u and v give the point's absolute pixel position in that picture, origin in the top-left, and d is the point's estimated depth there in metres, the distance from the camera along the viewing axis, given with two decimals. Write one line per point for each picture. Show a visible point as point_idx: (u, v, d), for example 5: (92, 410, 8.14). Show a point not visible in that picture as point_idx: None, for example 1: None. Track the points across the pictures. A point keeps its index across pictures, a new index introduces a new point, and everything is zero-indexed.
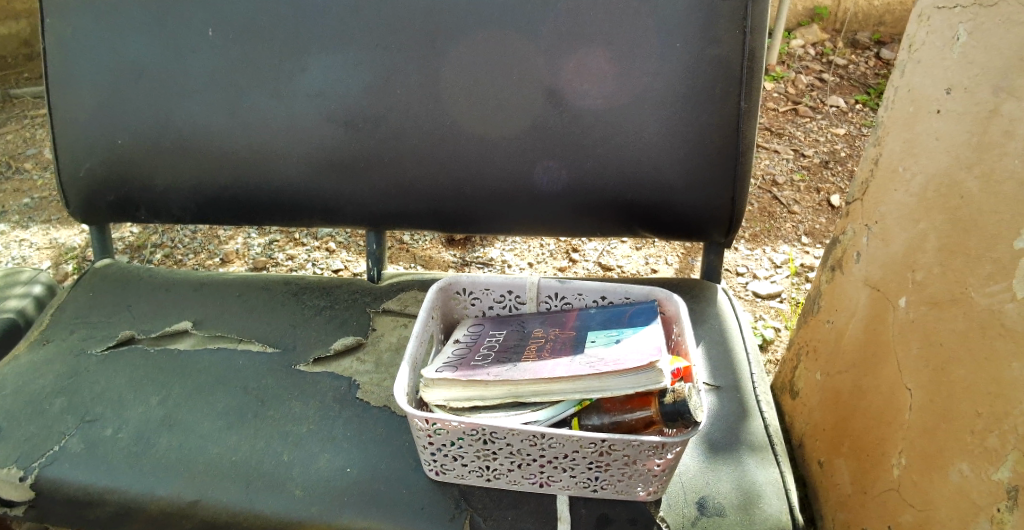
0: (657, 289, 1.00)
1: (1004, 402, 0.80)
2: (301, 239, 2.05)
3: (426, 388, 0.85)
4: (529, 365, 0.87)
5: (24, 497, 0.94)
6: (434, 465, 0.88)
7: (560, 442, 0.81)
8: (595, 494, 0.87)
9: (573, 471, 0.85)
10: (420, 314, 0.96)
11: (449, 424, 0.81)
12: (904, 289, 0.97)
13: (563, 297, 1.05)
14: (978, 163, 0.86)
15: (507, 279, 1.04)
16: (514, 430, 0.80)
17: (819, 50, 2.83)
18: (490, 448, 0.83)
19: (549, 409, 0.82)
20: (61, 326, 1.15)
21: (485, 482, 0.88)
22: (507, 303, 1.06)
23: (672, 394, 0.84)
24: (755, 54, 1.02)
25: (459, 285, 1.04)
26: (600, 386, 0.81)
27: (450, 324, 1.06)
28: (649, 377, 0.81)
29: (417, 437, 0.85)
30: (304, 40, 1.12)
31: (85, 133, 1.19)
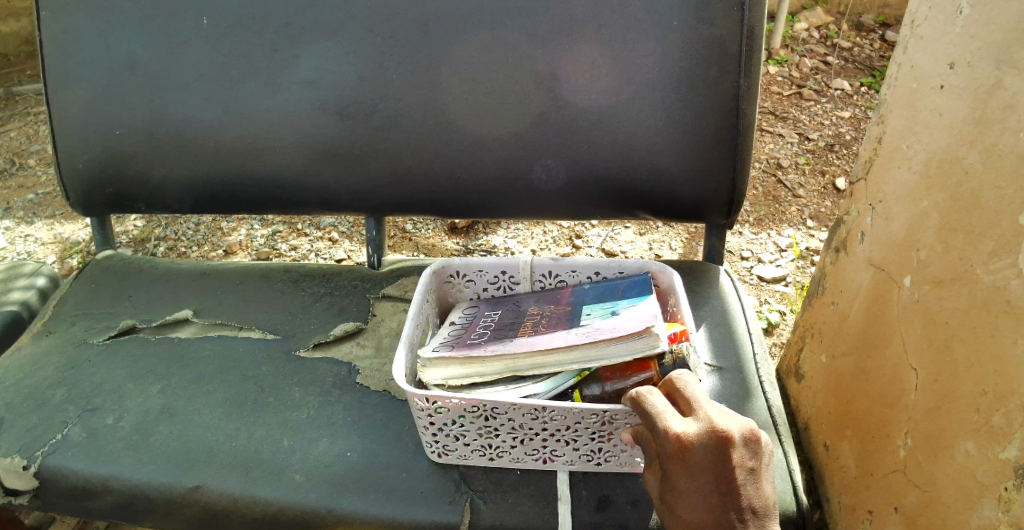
0: (650, 261, 1.01)
1: (1010, 380, 0.79)
2: (303, 230, 2.05)
3: (425, 369, 0.86)
4: (525, 339, 0.88)
5: (27, 486, 0.95)
6: (435, 447, 0.88)
7: (562, 415, 0.81)
8: (598, 468, 0.87)
9: (576, 444, 0.85)
10: (416, 295, 0.96)
11: (449, 402, 0.81)
12: (908, 269, 0.95)
13: (556, 274, 1.05)
14: (981, 138, 0.85)
15: (500, 260, 1.04)
16: (514, 405, 0.80)
17: (824, 33, 2.81)
18: (492, 424, 0.83)
19: (548, 381, 0.83)
20: (62, 318, 1.15)
21: (488, 462, 0.89)
22: (501, 284, 1.06)
23: (671, 356, 0.84)
24: (752, 33, 1.01)
25: (452, 268, 1.04)
26: (597, 355, 0.82)
27: (446, 308, 1.06)
28: (646, 342, 0.82)
29: (418, 418, 0.85)
30: (298, 25, 1.11)
31: (82, 124, 1.19)
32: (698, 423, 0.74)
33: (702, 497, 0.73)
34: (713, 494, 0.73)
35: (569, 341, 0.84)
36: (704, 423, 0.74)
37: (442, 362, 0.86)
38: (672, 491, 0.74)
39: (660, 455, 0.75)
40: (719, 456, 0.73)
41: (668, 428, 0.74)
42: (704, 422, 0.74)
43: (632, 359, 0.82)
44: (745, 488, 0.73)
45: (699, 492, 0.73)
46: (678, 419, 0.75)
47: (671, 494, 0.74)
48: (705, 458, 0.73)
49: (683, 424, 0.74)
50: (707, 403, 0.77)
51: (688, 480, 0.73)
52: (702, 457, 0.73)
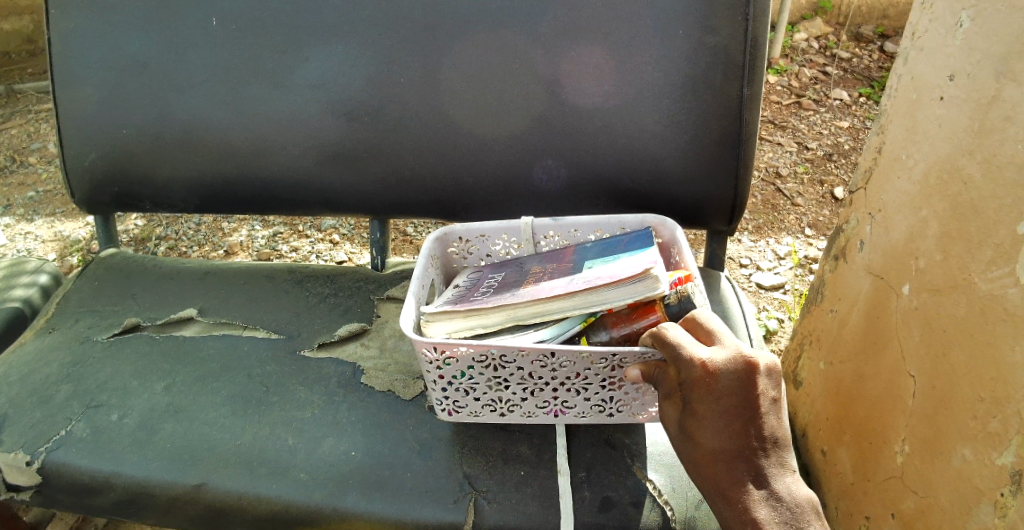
0: (649, 216, 1.03)
1: (1007, 387, 0.80)
2: (304, 231, 2.06)
3: (427, 324, 0.88)
4: (526, 291, 0.90)
5: (30, 482, 0.95)
6: (445, 405, 0.90)
7: (571, 360, 0.83)
8: (610, 419, 0.90)
9: (587, 394, 0.87)
10: (421, 260, 0.98)
11: (456, 351, 0.83)
12: (907, 277, 0.97)
13: (557, 235, 1.07)
14: (980, 149, 0.86)
15: (501, 224, 1.07)
16: (523, 350, 0.82)
17: (823, 43, 2.83)
18: (501, 375, 0.85)
19: (553, 328, 0.85)
20: (66, 315, 1.15)
21: (500, 418, 0.90)
22: (504, 246, 1.09)
23: (675, 296, 0.86)
24: (756, 42, 1.02)
25: (455, 234, 1.07)
26: (598, 299, 0.84)
27: (451, 273, 1.09)
28: (647, 284, 0.84)
29: (427, 373, 0.86)
30: (306, 28, 1.12)
31: (90, 123, 1.20)
32: (723, 351, 0.77)
33: (725, 422, 0.76)
34: (736, 419, 0.76)
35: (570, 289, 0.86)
36: (730, 351, 0.77)
37: (443, 316, 0.88)
38: (694, 416, 0.77)
39: (683, 382, 0.77)
40: (744, 384, 0.76)
41: (695, 356, 0.76)
42: (729, 350, 0.77)
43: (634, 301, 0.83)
44: (766, 415, 0.77)
45: (721, 417, 0.76)
46: (702, 348, 0.78)
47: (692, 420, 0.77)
48: (731, 384, 0.76)
49: (708, 352, 0.77)
50: (727, 335, 0.80)
51: (713, 404, 0.76)
52: (728, 384, 0.76)
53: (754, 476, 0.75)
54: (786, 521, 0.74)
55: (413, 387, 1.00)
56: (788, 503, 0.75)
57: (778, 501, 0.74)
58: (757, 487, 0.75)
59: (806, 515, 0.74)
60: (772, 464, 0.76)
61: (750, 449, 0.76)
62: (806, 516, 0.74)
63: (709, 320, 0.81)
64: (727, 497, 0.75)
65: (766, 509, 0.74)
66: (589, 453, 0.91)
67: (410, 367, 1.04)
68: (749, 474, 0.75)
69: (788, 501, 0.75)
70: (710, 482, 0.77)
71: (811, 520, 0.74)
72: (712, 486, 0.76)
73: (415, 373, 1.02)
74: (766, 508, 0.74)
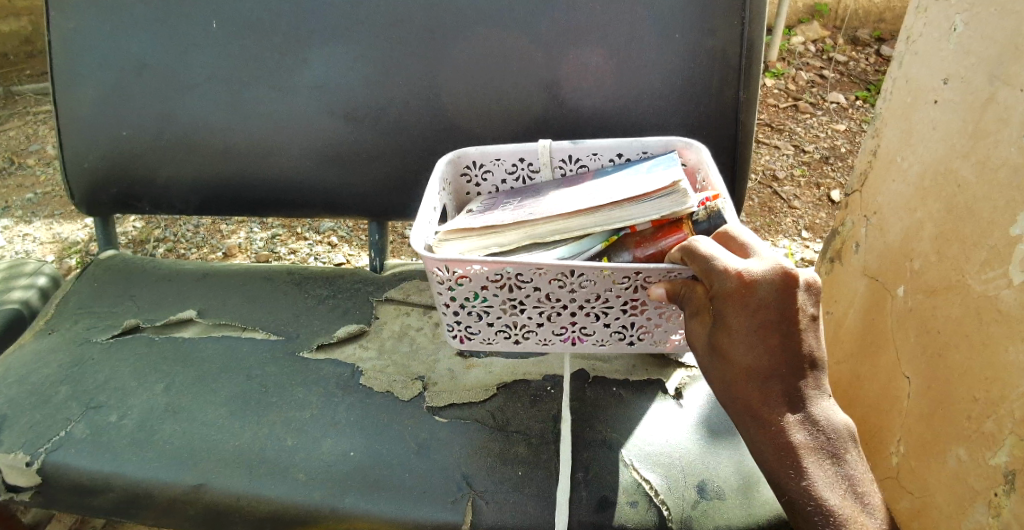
0: (674, 139, 1.01)
1: (1001, 387, 0.81)
2: (303, 234, 2.06)
3: (439, 243, 0.88)
4: (545, 207, 0.90)
5: (29, 483, 0.96)
6: (457, 332, 0.92)
7: (592, 280, 0.84)
8: (631, 349, 0.92)
9: (607, 319, 0.89)
10: (433, 180, 0.97)
11: (470, 269, 0.84)
12: (903, 278, 0.97)
13: (577, 159, 1.06)
14: (974, 151, 0.87)
15: (517, 146, 1.05)
16: (541, 268, 0.82)
17: (820, 47, 2.84)
18: (517, 296, 0.86)
19: (572, 246, 0.86)
20: (66, 316, 1.15)
21: (514, 346, 0.92)
22: (520, 173, 1.08)
23: (704, 212, 0.86)
24: (753, 46, 1.04)
25: (469, 158, 1.06)
26: (622, 215, 0.84)
27: (461, 201, 1.08)
28: (672, 200, 0.83)
29: (438, 295, 0.88)
30: (306, 31, 1.12)
31: (90, 125, 1.20)
32: (759, 262, 0.76)
33: (762, 338, 0.75)
34: (774, 334, 0.75)
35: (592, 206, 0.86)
36: (768, 263, 0.75)
37: (456, 237, 0.88)
38: (728, 333, 0.76)
39: (717, 296, 0.76)
40: (783, 299, 0.75)
41: (731, 268, 0.75)
42: (767, 262, 0.76)
43: (659, 218, 0.83)
44: (804, 332, 0.77)
45: (758, 334, 0.75)
46: (736, 259, 0.76)
47: (726, 338, 0.76)
48: (770, 298, 0.74)
49: (744, 263, 0.75)
50: (760, 248, 0.79)
51: (749, 319, 0.75)
52: (767, 298, 0.74)
53: (789, 398, 0.77)
54: (821, 446, 0.77)
55: (411, 387, 1.01)
56: (823, 425, 0.77)
57: (813, 424, 0.77)
58: (793, 410, 0.77)
59: (841, 441, 0.78)
60: (807, 385, 0.78)
61: (786, 368, 0.76)
62: (841, 442, 0.78)
63: (739, 236, 0.80)
64: (762, 419, 0.77)
65: (802, 432, 0.77)
66: (587, 453, 0.92)
67: (408, 368, 1.04)
68: (784, 396, 0.77)
69: (823, 424, 0.77)
70: (742, 402, 0.78)
71: (846, 445, 0.78)
72: (744, 407, 0.78)
73: (414, 374, 1.03)
74: (802, 431, 0.77)
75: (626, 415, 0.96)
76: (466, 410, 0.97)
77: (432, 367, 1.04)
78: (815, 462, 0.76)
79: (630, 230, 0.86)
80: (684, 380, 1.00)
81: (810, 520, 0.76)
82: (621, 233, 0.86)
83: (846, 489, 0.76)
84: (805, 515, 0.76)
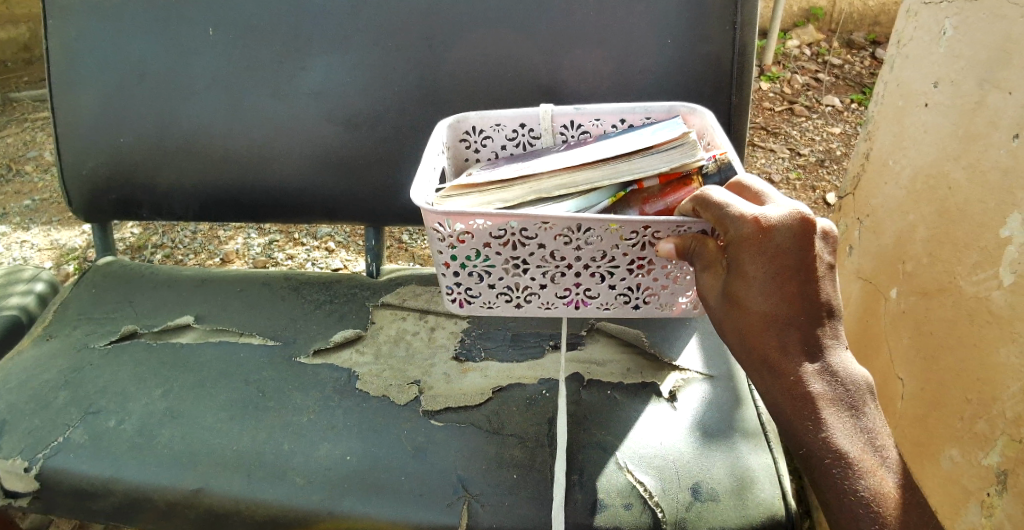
0: (679, 104, 0.99)
1: (992, 389, 0.81)
2: (300, 239, 2.06)
3: (442, 201, 0.88)
4: (550, 163, 0.91)
5: (28, 488, 0.97)
6: (457, 295, 0.92)
7: (598, 236, 0.85)
8: (636, 312, 0.92)
9: (611, 280, 0.89)
10: (434, 140, 0.96)
11: (473, 225, 0.84)
12: (896, 280, 0.98)
13: (579, 125, 1.03)
14: (965, 153, 0.87)
15: (518, 111, 1.02)
16: (547, 221, 0.82)
17: (815, 50, 2.86)
18: (521, 254, 0.86)
19: (580, 201, 0.87)
20: (64, 322, 1.16)
21: (516, 310, 0.92)
22: (520, 140, 1.04)
23: (714, 165, 0.87)
24: (745, 51, 1.05)
25: (469, 124, 1.02)
26: (629, 168, 0.86)
27: (459, 168, 1.05)
28: (681, 151, 0.86)
29: (439, 255, 0.88)
30: (303, 39, 1.13)
31: (88, 131, 1.21)
32: (776, 208, 0.74)
33: (778, 285, 0.74)
34: (791, 281, 0.74)
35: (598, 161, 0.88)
36: (785, 208, 0.73)
37: (459, 194, 0.88)
38: (742, 281, 0.75)
39: (732, 243, 0.74)
40: (800, 244, 0.73)
41: (746, 213, 0.73)
42: (784, 207, 0.74)
43: (668, 170, 0.85)
44: (822, 280, 0.75)
45: (774, 280, 0.73)
46: (752, 206, 0.75)
47: (740, 286, 0.75)
48: (787, 243, 0.72)
49: (760, 208, 0.74)
50: (775, 197, 0.77)
51: (766, 265, 0.73)
52: (784, 243, 0.72)
53: (805, 348, 0.74)
54: (840, 398, 0.74)
55: (407, 391, 1.01)
56: (844, 377, 0.75)
57: (832, 375, 0.74)
58: (811, 361, 0.75)
59: (861, 393, 0.75)
60: (825, 334, 0.75)
61: (803, 316, 0.74)
62: (861, 395, 0.75)
63: (753, 185, 0.79)
64: (779, 371, 0.75)
65: (821, 383, 0.74)
66: (582, 455, 0.92)
67: (405, 372, 1.04)
68: (801, 345, 0.74)
69: (842, 375, 0.75)
70: (757, 353, 0.76)
71: (867, 398, 0.75)
72: (760, 358, 0.76)
73: (410, 378, 1.03)
74: (820, 382, 0.74)
75: (622, 417, 0.96)
76: (463, 413, 0.98)
77: (429, 371, 1.04)
78: (833, 414, 0.73)
79: (638, 187, 0.87)
80: (678, 383, 1.00)
81: (829, 474, 0.73)
82: (629, 189, 0.87)
83: (865, 442, 0.74)
84: (823, 469, 0.73)
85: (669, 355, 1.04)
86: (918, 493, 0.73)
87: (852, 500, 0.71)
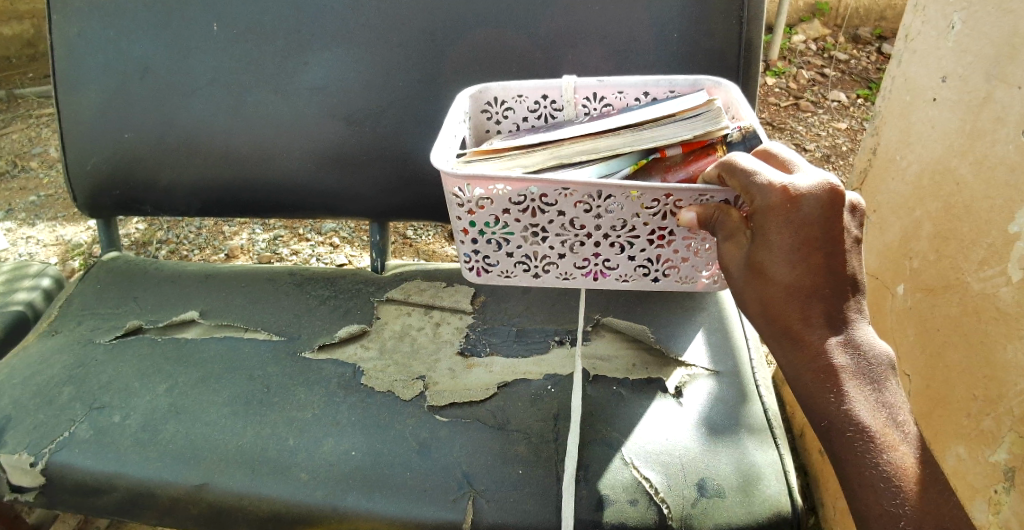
0: (703, 78, 0.98)
1: (998, 385, 0.81)
2: (305, 235, 2.06)
3: (463, 166, 0.89)
4: (573, 128, 0.91)
5: (34, 483, 0.97)
6: (474, 264, 0.93)
7: (619, 205, 0.85)
8: (656, 285, 0.93)
9: (631, 251, 0.89)
10: (455, 108, 0.96)
11: (492, 190, 0.84)
12: (901, 276, 0.98)
13: (602, 97, 1.01)
14: (971, 149, 0.87)
15: (540, 83, 1.01)
16: (568, 187, 0.83)
17: (821, 45, 2.84)
18: (540, 222, 0.87)
19: (601, 166, 0.88)
20: (69, 318, 1.16)
21: (534, 280, 0.93)
22: (542, 112, 1.03)
23: (737, 133, 0.86)
24: (751, 45, 1.05)
25: (490, 94, 1.02)
26: (652, 136, 0.87)
27: (481, 138, 1.04)
28: (706, 119, 0.86)
29: (458, 221, 0.88)
30: (305, 35, 1.13)
31: (92, 127, 1.21)
32: (805, 177, 0.73)
33: (803, 255, 0.72)
34: (816, 253, 0.72)
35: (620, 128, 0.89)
36: (814, 178, 0.72)
37: (481, 158, 0.89)
38: (766, 250, 0.74)
39: (757, 212, 0.73)
40: (827, 215, 0.72)
41: (774, 181, 0.72)
42: (813, 177, 0.73)
43: (692, 138, 0.86)
44: (848, 254, 0.74)
45: (799, 250, 0.72)
46: (780, 175, 0.74)
47: (764, 255, 0.74)
48: (814, 214, 0.71)
49: (789, 177, 0.73)
50: (802, 164, 0.76)
51: (791, 235, 0.72)
52: (811, 214, 0.71)
53: (829, 320, 0.73)
54: (863, 371, 0.73)
55: (412, 387, 1.01)
56: (867, 350, 0.74)
57: (855, 348, 0.73)
58: (834, 333, 0.74)
59: (884, 368, 0.74)
60: (848, 307, 0.74)
61: (827, 289, 0.73)
62: (883, 369, 0.73)
63: (780, 153, 0.78)
64: (800, 342, 0.74)
65: (843, 355, 0.73)
66: (587, 451, 0.92)
67: (409, 367, 1.04)
68: (824, 317, 0.74)
69: (866, 349, 0.74)
70: (779, 324, 0.75)
71: (888, 373, 0.73)
72: (782, 329, 0.75)
73: (415, 373, 1.03)
74: (843, 354, 0.73)
75: (627, 412, 0.96)
76: (467, 409, 0.98)
77: (433, 366, 1.04)
78: (856, 387, 0.72)
79: (660, 155, 0.88)
80: (684, 379, 1.00)
81: (850, 446, 0.72)
82: (650, 158, 0.88)
83: (888, 416, 0.72)
84: (844, 441, 0.72)
85: (675, 350, 1.03)
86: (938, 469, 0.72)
87: (873, 472, 0.71)
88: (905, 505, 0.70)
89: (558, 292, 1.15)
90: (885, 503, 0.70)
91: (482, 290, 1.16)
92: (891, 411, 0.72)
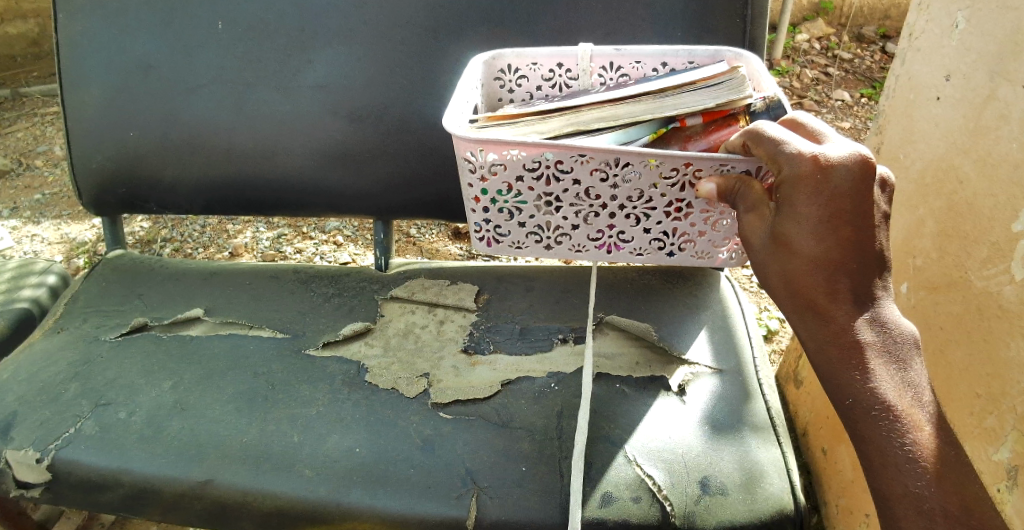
0: (725, 49, 0.97)
1: (1002, 384, 0.81)
2: (309, 233, 2.07)
3: (478, 131, 0.89)
4: (590, 96, 0.91)
5: (40, 479, 0.98)
6: (485, 233, 0.93)
7: (637, 173, 0.84)
8: (671, 260, 0.93)
9: (647, 224, 0.90)
10: (467, 76, 0.96)
11: (506, 155, 0.84)
12: (906, 275, 0.98)
13: (619, 67, 1.01)
14: (975, 148, 0.87)
15: (556, 50, 1.00)
16: (585, 154, 0.83)
17: (825, 44, 2.84)
18: (555, 190, 0.87)
19: (620, 134, 0.88)
20: (74, 315, 1.16)
21: (545, 252, 0.93)
22: (557, 81, 1.03)
23: (763, 103, 0.88)
24: (755, 41, 1.06)
25: (503, 62, 1.01)
26: (673, 103, 0.87)
27: (493, 104, 1.04)
28: (729, 87, 0.86)
29: (471, 186, 0.89)
30: (310, 33, 1.13)
31: (97, 125, 1.21)
32: (835, 148, 0.72)
33: (832, 229, 0.72)
34: (846, 226, 0.72)
35: (640, 95, 0.88)
36: (845, 149, 0.72)
37: (495, 125, 0.89)
38: (794, 222, 0.73)
39: (785, 184, 0.73)
40: (858, 187, 0.71)
41: (804, 151, 0.72)
42: (843, 148, 0.72)
43: (714, 106, 0.86)
44: (876, 230, 0.74)
45: (828, 223, 0.72)
46: (810, 145, 0.73)
47: (791, 227, 0.73)
48: (845, 186, 0.71)
49: (818, 147, 0.72)
50: (832, 136, 0.76)
51: (820, 207, 0.72)
52: (841, 186, 0.71)
53: (855, 296, 0.73)
54: (888, 348, 0.73)
55: (416, 384, 1.01)
56: (891, 327, 0.74)
57: (881, 325, 0.74)
58: (859, 309, 0.73)
59: (909, 347, 0.74)
60: (874, 285, 0.74)
61: (855, 264, 0.73)
62: (908, 348, 0.74)
63: (808, 122, 0.78)
64: (825, 317, 0.74)
65: (870, 332, 0.73)
66: (591, 448, 0.92)
67: (413, 365, 1.05)
68: (850, 292, 0.73)
69: (891, 327, 0.74)
70: (805, 298, 0.75)
71: (913, 352, 0.74)
72: (808, 304, 0.75)
73: (418, 371, 1.04)
74: (869, 331, 0.73)
75: (631, 409, 0.96)
76: (470, 406, 0.98)
77: (437, 364, 1.05)
78: (881, 364, 0.73)
79: (680, 125, 0.88)
80: (687, 377, 1.00)
81: (875, 425, 0.72)
82: (670, 127, 0.88)
83: (913, 394, 0.72)
84: (870, 420, 0.72)
85: (677, 348, 1.03)
86: (961, 451, 0.72)
87: (898, 454, 0.71)
88: (930, 486, 0.70)
89: (562, 289, 1.15)
90: (909, 484, 0.70)
91: (485, 288, 1.17)
92: (915, 390, 0.73)
